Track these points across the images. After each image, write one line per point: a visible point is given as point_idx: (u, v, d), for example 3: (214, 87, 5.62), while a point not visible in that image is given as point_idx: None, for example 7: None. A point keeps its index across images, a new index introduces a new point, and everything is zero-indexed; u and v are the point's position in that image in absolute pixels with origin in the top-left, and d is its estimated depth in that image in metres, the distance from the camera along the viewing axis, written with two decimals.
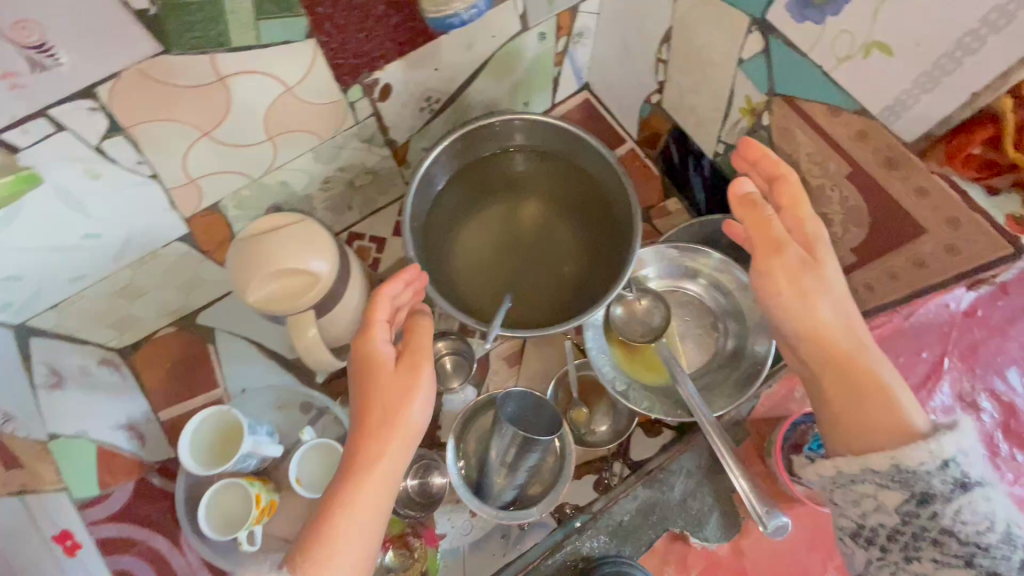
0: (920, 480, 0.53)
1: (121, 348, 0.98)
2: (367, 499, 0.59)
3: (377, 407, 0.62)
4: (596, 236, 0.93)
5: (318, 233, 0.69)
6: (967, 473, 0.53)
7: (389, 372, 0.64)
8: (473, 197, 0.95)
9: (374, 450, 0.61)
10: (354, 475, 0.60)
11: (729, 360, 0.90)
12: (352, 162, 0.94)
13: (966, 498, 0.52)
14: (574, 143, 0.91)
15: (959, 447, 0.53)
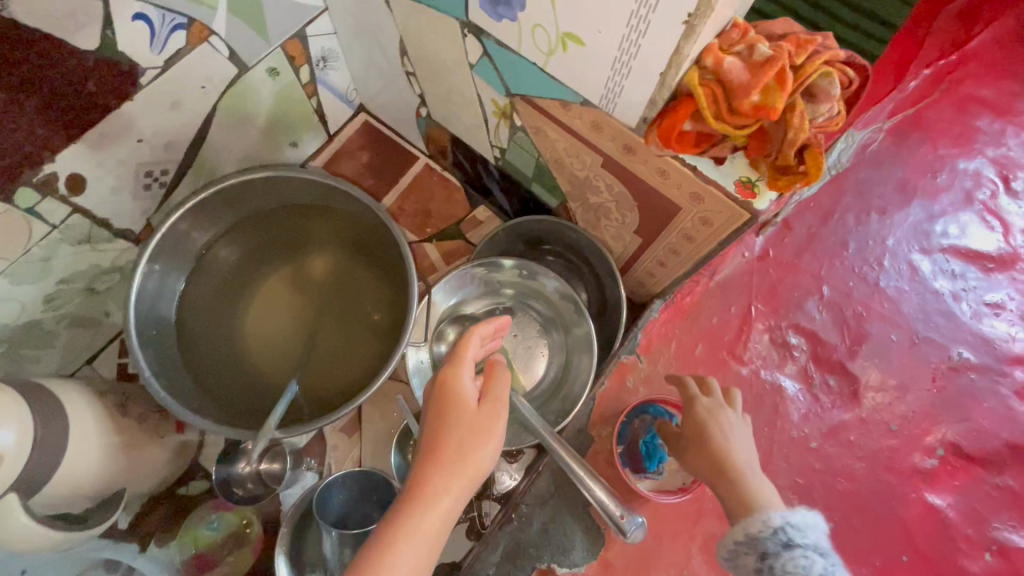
0: (761, 544, 0.58)
1: None
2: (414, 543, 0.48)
3: (443, 433, 0.53)
4: (387, 278, 0.84)
5: None
6: (796, 538, 0.58)
7: (471, 406, 0.54)
8: (237, 281, 0.83)
9: (436, 485, 0.50)
10: (406, 516, 0.49)
11: (562, 366, 0.87)
12: (77, 270, 0.78)
13: (800, 556, 0.56)
14: (321, 190, 0.80)
15: (786, 517, 0.58)
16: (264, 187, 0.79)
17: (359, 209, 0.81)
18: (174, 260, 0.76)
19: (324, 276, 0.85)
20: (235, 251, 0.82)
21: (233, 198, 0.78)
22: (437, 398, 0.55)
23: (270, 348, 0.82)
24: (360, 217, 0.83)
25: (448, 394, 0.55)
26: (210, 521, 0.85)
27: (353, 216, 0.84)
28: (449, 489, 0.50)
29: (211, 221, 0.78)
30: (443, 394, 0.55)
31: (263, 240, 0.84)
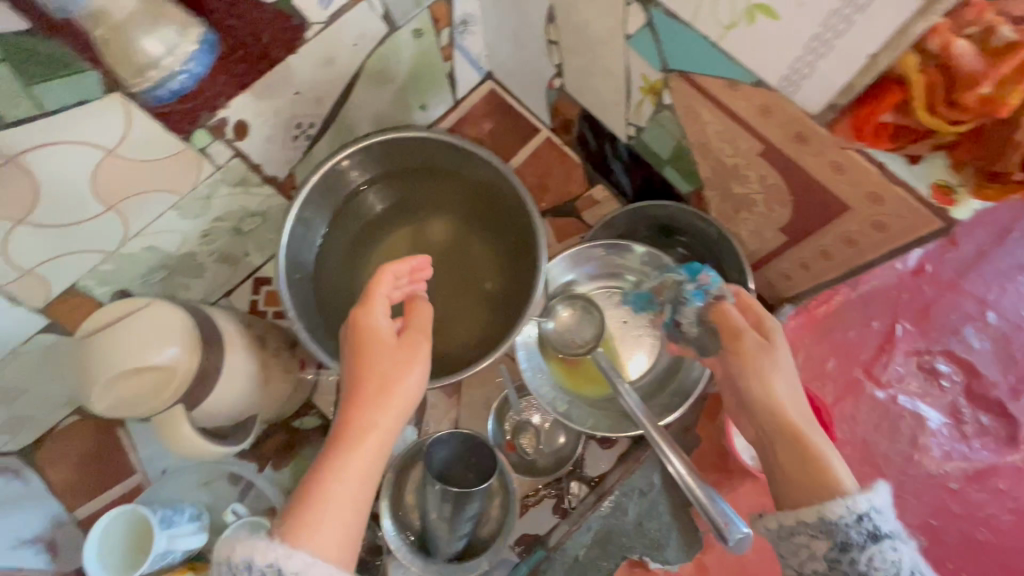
0: (835, 529, 0.50)
1: (22, 449, 0.89)
2: (369, 460, 0.55)
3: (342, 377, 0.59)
4: (502, 252, 0.86)
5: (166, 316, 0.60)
6: (879, 527, 0.50)
7: (385, 342, 0.59)
8: (361, 236, 0.86)
9: (376, 410, 0.57)
10: (358, 440, 0.55)
11: (673, 360, 0.84)
12: (229, 210, 0.84)
13: (887, 548, 0.49)
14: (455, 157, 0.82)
15: (873, 502, 0.50)
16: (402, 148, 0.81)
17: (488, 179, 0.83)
18: (318, 209, 0.80)
19: (438, 241, 0.87)
20: (361, 210, 0.85)
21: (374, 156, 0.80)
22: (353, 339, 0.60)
23: (387, 305, 0.85)
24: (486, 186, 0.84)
25: (357, 334, 0.60)
26: (317, 457, 0.91)
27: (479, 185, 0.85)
28: (359, 421, 0.56)
29: (350, 177, 0.81)
30: (357, 337, 0.60)
31: (388, 201, 0.86)
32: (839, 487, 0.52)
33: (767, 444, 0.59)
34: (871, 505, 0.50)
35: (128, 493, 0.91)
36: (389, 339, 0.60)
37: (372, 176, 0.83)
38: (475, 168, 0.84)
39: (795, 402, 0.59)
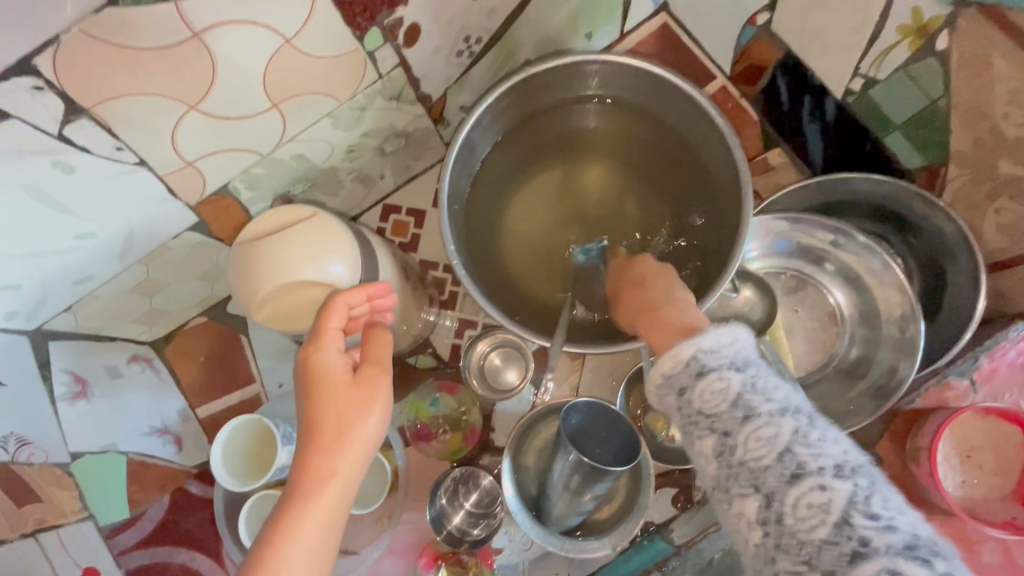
0: (692, 402, 0.47)
1: (152, 341, 0.90)
2: (308, 526, 0.45)
3: (357, 413, 0.48)
4: (677, 215, 0.75)
5: (327, 230, 0.56)
6: (713, 367, 0.47)
7: (341, 379, 0.49)
8: (523, 166, 0.76)
9: (328, 456, 0.47)
10: (307, 503, 0.46)
11: (853, 364, 0.73)
12: (378, 126, 0.78)
13: (757, 396, 0.45)
14: (660, 97, 0.69)
15: (701, 346, 0.48)
16: (599, 76, 0.69)
17: (689, 128, 0.70)
18: (487, 130, 0.70)
19: (605, 187, 0.77)
20: (529, 136, 0.75)
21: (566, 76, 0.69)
22: (307, 379, 0.50)
23: (536, 245, 0.77)
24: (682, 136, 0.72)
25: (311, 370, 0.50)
26: (432, 400, 0.86)
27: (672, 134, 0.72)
28: (334, 472, 0.47)
29: (530, 98, 0.71)
30: (312, 375, 0.49)
31: (550, 133, 0.76)
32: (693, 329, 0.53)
33: (632, 317, 0.63)
34: (725, 349, 0.47)
35: (245, 400, 0.91)
36: (341, 380, 0.49)
37: (553, 100, 0.72)
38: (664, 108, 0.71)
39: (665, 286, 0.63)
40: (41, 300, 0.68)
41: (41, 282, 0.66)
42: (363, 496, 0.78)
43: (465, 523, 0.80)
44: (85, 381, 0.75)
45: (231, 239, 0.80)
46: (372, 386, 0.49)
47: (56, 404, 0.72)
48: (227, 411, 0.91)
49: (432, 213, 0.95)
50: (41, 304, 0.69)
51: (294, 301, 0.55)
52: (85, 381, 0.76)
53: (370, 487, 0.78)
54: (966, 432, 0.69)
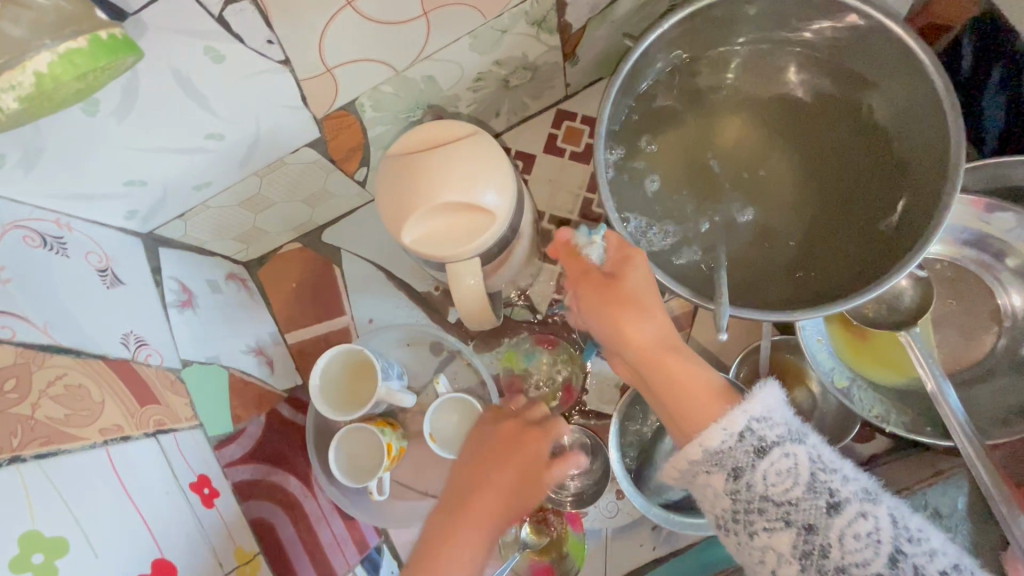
0: (728, 457, 0.45)
1: (246, 262, 0.89)
2: (458, 557, 0.48)
3: (534, 474, 0.53)
4: (836, 188, 0.65)
5: (483, 150, 0.51)
6: (765, 437, 0.45)
7: (506, 427, 0.56)
8: (671, 105, 0.67)
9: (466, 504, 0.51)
10: (459, 534, 0.49)
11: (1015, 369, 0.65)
12: (512, 54, 0.72)
13: (797, 450, 0.44)
14: (858, 49, 0.61)
15: (751, 413, 0.45)
16: (796, 14, 0.61)
17: (882, 90, 0.62)
18: (653, 57, 0.63)
19: (754, 144, 0.67)
20: (689, 74, 0.66)
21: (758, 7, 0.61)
22: (501, 435, 0.55)
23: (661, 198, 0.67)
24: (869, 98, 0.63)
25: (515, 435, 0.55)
26: (527, 353, 0.83)
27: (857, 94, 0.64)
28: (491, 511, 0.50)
29: (712, 29, 0.63)
30: (504, 436, 0.55)
31: (710, 75, 0.67)
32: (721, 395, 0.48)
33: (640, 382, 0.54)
34: (767, 411, 0.45)
35: (333, 332, 0.90)
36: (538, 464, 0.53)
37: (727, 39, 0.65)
38: (852, 55, 0.62)
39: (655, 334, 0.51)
40: (160, 202, 0.66)
41: (164, 182, 0.64)
42: (454, 441, 0.76)
43: (592, 475, 0.78)
44: (190, 292, 0.74)
45: (343, 162, 0.77)
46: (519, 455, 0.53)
47: (167, 309, 0.69)
48: (315, 341, 0.89)
49: (542, 158, 0.89)
50: (159, 206, 0.67)
51: (443, 225, 0.51)
52: (190, 291, 0.74)
53: (458, 432, 0.77)
54: None
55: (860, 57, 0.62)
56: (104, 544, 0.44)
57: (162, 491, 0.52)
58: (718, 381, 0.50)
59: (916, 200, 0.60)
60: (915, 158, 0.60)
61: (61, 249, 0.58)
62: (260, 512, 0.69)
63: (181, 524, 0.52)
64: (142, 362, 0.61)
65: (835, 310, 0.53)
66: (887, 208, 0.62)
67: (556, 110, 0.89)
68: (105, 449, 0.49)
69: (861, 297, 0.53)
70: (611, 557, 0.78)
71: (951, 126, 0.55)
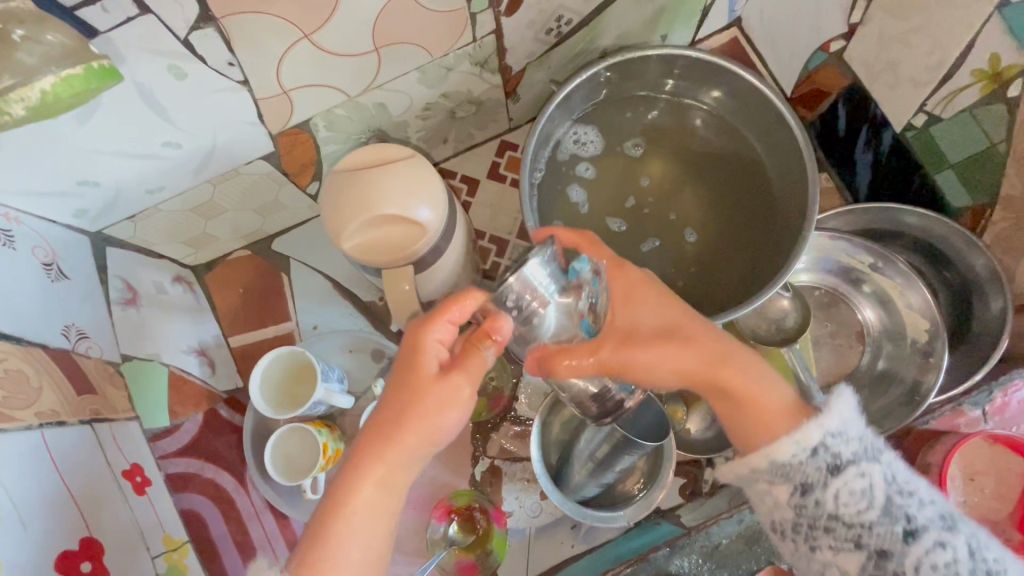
0: (798, 472, 0.52)
1: (195, 266, 0.91)
2: (365, 503, 0.49)
3: (427, 398, 0.51)
4: (733, 223, 0.75)
5: (410, 171, 0.57)
6: (840, 455, 0.51)
7: (424, 371, 0.51)
8: (598, 146, 0.77)
9: (374, 460, 0.50)
10: (348, 490, 0.49)
11: (875, 382, 0.77)
12: (457, 89, 0.80)
13: (869, 470, 0.51)
14: (748, 105, 0.72)
15: (828, 428, 0.52)
16: (695, 75, 0.73)
17: (769, 142, 0.73)
18: (575, 101, 0.72)
19: (669, 182, 0.77)
20: (613, 119, 0.77)
21: (663, 65, 0.72)
22: (399, 367, 0.53)
23: (584, 226, 0.76)
24: (762, 148, 0.74)
25: (411, 356, 0.52)
26: None
27: (753, 144, 0.75)
28: (382, 459, 0.50)
29: (632, 79, 0.74)
30: (412, 350, 0.52)
31: (624, 119, 0.77)
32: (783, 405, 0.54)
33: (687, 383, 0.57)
34: (841, 428, 0.52)
35: (279, 337, 0.93)
36: (437, 384, 0.51)
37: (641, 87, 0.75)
38: (738, 110, 0.74)
39: (711, 331, 0.57)
40: (112, 202, 0.69)
41: (118, 184, 0.67)
42: None
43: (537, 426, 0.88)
44: (135, 291, 0.76)
45: (295, 176, 0.82)
46: (424, 400, 0.51)
47: (111, 306, 0.71)
48: (261, 345, 0.92)
49: (485, 183, 0.97)
50: (110, 206, 0.70)
51: (380, 235, 0.56)
52: (135, 290, 0.76)
53: None
54: (974, 457, 0.71)
55: (745, 112, 0.73)
56: (33, 518, 0.47)
57: (93, 475, 0.54)
58: (786, 397, 0.55)
59: (789, 236, 0.70)
60: (788, 196, 0.72)
61: (9, 241, 0.60)
62: (191, 503, 0.73)
63: (112, 507, 0.55)
64: (81, 354, 0.63)
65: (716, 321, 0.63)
66: (769, 241, 0.73)
67: (499, 141, 0.98)
68: (40, 431, 0.51)
69: (738, 312, 0.63)
70: (532, 554, 0.83)
71: (809, 171, 0.66)
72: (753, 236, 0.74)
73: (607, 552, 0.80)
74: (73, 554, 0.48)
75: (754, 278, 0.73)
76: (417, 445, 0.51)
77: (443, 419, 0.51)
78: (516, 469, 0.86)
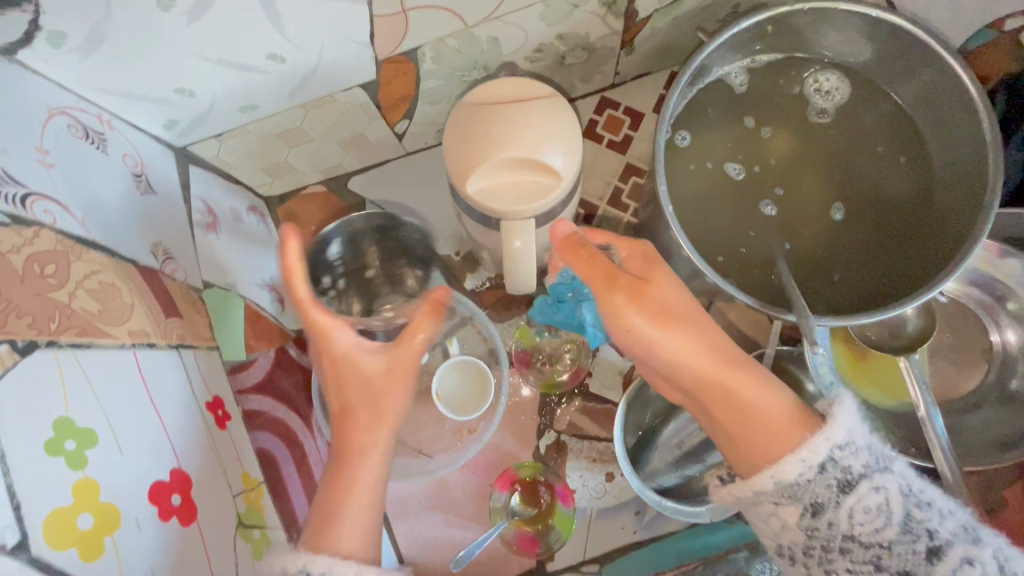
0: (807, 491, 0.49)
1: (268, 197, 0.87)
2: (367, 476, 0.58)
3: (379, 409, 0.60)
4: (878, 214, 0.67)
5: (552, 113, 0.51)
6: (852, 469, 0.48)
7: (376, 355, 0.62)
8: (735, 108, 0.69)
9: (367, 436, 0.59)
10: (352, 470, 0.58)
11: (1001, 405, 0.70)
12: (575, 32, 0.72)
13: (883, 482, 0.48)
14: (932, 93, 0.64)
15: (834, 441, 0.49)
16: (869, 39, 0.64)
17: (940, 131, 0.65)
18: (724, 51, 0.65)
19: (805, 156, 0.69)
20: (766, 80, 0.69)
21: (846, 25, 0.63)
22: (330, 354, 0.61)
23: (702, 187, 0.69)
24: (925, 136, 0.67)
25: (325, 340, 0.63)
26: (540, 330, 0.86)
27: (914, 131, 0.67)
28: (375, 439, 0.59)
29: (798, 33, 0.66)
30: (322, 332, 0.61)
31: (777, 78, 0.69)
32: (785, 408, 0.52)
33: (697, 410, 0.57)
34: (848, 439, 0.49)
35: None
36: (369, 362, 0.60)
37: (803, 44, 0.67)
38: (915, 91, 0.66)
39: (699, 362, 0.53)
40: (204, 115, 0.64)
41: (213, 96, 0.62)
42: (460, 404, 0.78)
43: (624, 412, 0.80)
44: (214, 216, 0.72)
45: (388, 110, 0.76)
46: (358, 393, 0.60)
47: (193, 228, 0.67)
48: None
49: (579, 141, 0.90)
50: (203, 119, 0.65)
51: (505, 181, 0.50)
52: (215, 216, 0.72)
53: (464, 395, 0.79)
54: None
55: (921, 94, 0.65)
56: (129, 443, 0.43)
57: (180, 404, 0.51)
58: (788, 404, 0.52)
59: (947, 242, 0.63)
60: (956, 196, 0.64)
61: (102, 144, 0.56)
62: (261, 441, 0.66)
63: (198, 439, 0.52)
64: (167, 275, 0.59)
65: (864, 319, 0.55)
66: (915, 238, 0.65)
67: (598, 97, 0.90)
68: (132, 351, 0.48)
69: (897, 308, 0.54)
70: (592, 534, 0.80)
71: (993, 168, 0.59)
72: (894, 231, 0.66)
73: (672, 546, 0.76)
74: (164, 485, 0.45)
75: (892, 280, 0.65)
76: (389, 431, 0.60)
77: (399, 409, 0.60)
78: (582, 446, 0.82)
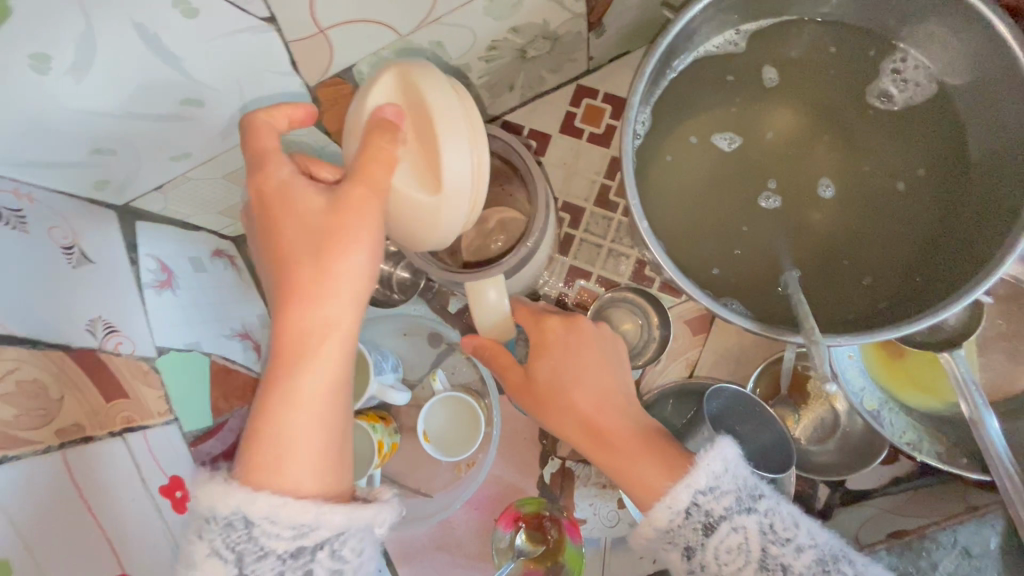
0: (679, 537, 0.47)
1: (235, 237, 0.83)
2: (312, 387, 0.43)
3: (326, 278, 0.44)
4: (901, 206, 0.59)
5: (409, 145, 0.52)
6: (712, 512, 0.46)
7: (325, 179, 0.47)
8: (729, 88, 0.60)
9: (320, 300, 0.44)
10: (299, 353, 0.43)
11: None
12: (531, 21, 0.64)
13: (744, 521, 0.46)
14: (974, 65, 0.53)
15: (694, 488, 0.47)
16: None
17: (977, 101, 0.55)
18: (704, 24, 0.55)
19: (813, 141, 0.60)
20: (767, 55, 0.60)
21: None
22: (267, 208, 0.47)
23: (692, 182, 0.61)
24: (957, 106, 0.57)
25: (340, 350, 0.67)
26: None
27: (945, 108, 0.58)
28: (325, 319, 0.44)
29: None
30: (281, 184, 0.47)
31: (779, 49, 0.59)
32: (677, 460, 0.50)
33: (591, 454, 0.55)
34: (712, 483, 0.47)
35: None
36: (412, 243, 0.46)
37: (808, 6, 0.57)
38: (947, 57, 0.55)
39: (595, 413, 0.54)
40: (134, 171, 0.59)
41: (137, 152, 0.57)
42: (452, 442, 0.72)
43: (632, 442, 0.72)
44: (169, 271, 0.68)
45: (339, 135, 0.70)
46: (333, 283, 0.44)
47: (144, 290, 0.63)
48: None
49: (558, 138, 0.82)
50: (134, 175, 0.60)
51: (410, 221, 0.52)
52: (169, 271, 0.68)
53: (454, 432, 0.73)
54: None
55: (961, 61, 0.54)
56: (53, 561, 0.42)
57: (122, 499, 0.50)
58: (674, 451, 0.51)
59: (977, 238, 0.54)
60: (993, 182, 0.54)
61: (19, 224, 0.50)
62: None
63: (140, 524, 0.51)
64: (111, 351, 0.55)
65: (882, 337, 0.48)
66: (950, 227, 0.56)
67: (574, 86, 0.81)
68: (60, 454, 0.46)
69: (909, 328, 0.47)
70: (608, 566, 0.75)
71: None
72: (919, 227, 0.58)
73: None
74: None
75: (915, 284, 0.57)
76: (348, 312, 0.44)
77: (353, 301, 0.45)
78: (589, 472, 0.76)
